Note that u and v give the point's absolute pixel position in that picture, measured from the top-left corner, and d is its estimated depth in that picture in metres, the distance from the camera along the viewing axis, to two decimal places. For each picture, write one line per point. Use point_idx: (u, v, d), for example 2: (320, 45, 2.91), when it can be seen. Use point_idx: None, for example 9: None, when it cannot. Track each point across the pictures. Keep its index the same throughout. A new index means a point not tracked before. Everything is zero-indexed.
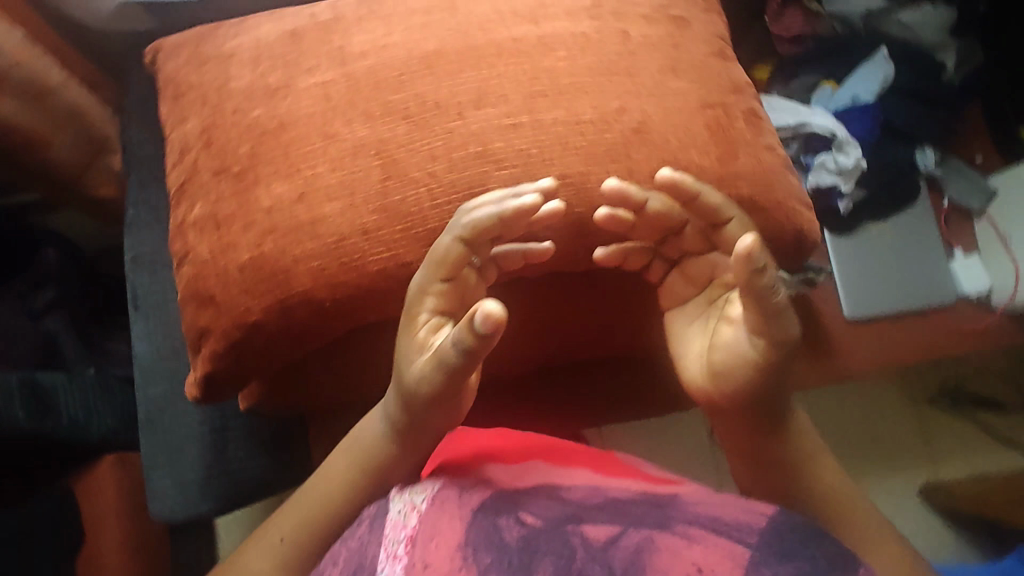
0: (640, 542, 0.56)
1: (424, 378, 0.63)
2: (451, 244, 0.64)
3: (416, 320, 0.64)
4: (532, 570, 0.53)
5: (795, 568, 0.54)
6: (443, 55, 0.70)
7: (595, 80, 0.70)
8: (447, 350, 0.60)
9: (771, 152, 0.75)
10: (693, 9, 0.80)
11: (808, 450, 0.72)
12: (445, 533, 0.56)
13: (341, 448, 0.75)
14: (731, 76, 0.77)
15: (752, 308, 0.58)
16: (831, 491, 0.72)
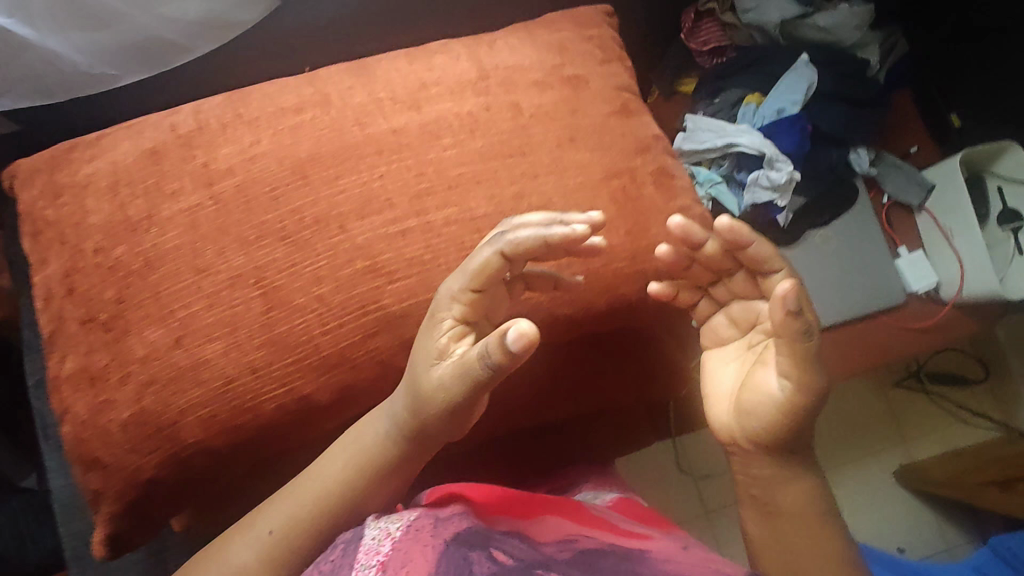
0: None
1: (442, 389, 0.58)
2: (490, 257, 0.58)
3: (438, 325, 0.59)
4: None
5: None
6: (318, 160, 0.64)
7: (487, 166, 0.65)
8: (473, 362, 0.55)
9: (687, 213, 0.70)
10: (589, 66, 0.74)
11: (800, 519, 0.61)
12: (419, 559, 0.51)
13: (330, 454, 0.64)
14: (638, 134, 0.72)
15: (793, 342, 0.54)
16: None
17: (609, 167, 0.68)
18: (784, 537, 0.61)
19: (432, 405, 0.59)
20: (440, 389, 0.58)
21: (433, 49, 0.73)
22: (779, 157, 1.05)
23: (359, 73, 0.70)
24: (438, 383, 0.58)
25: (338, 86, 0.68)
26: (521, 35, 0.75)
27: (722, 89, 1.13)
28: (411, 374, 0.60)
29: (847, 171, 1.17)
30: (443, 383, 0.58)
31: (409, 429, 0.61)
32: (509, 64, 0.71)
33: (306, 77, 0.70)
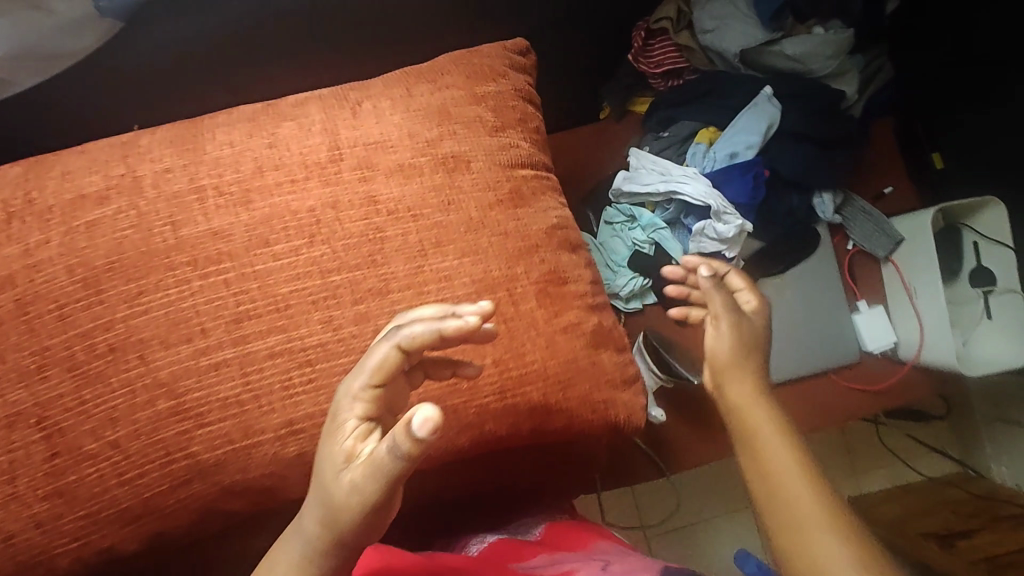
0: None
1: (358, 493, 0.42)
2: (384, 349, 0.44)
3: (337, 433, 0.44)
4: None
5: None
6: (117, 270, 0.52)
7: (327, 282, 0.54)
8: (384, 461, 0.41)
9: (575, 332, 0.59)
10: (474, 136, 0.61)
11: (801, 512, 0.46)
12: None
13: None
14: (526, 230, 0.60)
15: (716, 297, 0.60)
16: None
17: (482, 278, 0.57)
18: (785, 538, 0.45)
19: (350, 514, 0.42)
20: (357, 492, 0.42)
21: (283, 113, 0.59)
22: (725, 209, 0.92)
23: (184, 147, 0.57)
24: (351, 494, 0.42)
25: (154, 166, 0.56)
26: (396, 93, 0.61)
27: (673, 118, 0.99)
28: (316, 493, 0.43)
29: (809, 217, 1.04)
30: (355, 490, 0.42)
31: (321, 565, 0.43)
32: (370, 139, 0.58)
33: (119, 149, 0.57)
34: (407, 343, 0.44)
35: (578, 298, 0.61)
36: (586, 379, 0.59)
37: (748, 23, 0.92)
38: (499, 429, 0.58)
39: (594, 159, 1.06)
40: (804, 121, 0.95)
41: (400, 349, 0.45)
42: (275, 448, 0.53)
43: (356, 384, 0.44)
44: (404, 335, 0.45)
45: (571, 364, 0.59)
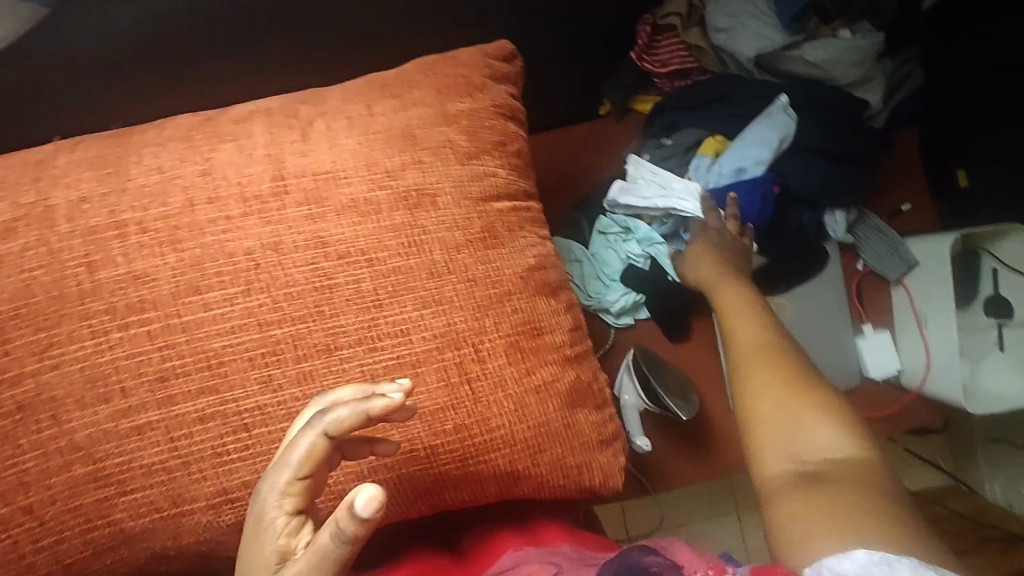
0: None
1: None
2: (304, 439, 0.39)
3: (262, 540, 0.38)
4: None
5: None
6: (25, 318, 0.46)
7: (265, 336, 0.48)
8: (326, 554, 0.35)
9: (549, 391, 0.53)
10: (442, 162, 0.54)
11: (752, 360, 0.63)
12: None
13: None
14: (498, 274, 0.53)
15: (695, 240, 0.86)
16: (780, 414, 0.56)
17: (443, 333, 0.50)
18: (737, 367, 0.64)
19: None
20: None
21: (222, 132, 0.52)
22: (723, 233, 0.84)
23: (106, 172, 0.50)
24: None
25: (70, 194, 0.49)
26: (353, 113, 0.54)
27: (676, 124, 0.90)
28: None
29: (819, 234, 0.96)
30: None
31: None
32: (320, 169, 0.51)
33: (34, 172, 0.50)
34: (332, 426, 0.38)
35: (555, 349, 0.54)
36: (561, 441, 0.53)
37: (767, 23, 0.82)
38: (461, 494, 0.52)
39: (589, 159, 0.96)
40: (820, 133, 0.87)
41: (323, 435, 0.39)
42: (208, 517, 0.47)
43: (281, 478, 0.38)
44: (329, 420, 0.38)
45: (545, 426, 0.52)
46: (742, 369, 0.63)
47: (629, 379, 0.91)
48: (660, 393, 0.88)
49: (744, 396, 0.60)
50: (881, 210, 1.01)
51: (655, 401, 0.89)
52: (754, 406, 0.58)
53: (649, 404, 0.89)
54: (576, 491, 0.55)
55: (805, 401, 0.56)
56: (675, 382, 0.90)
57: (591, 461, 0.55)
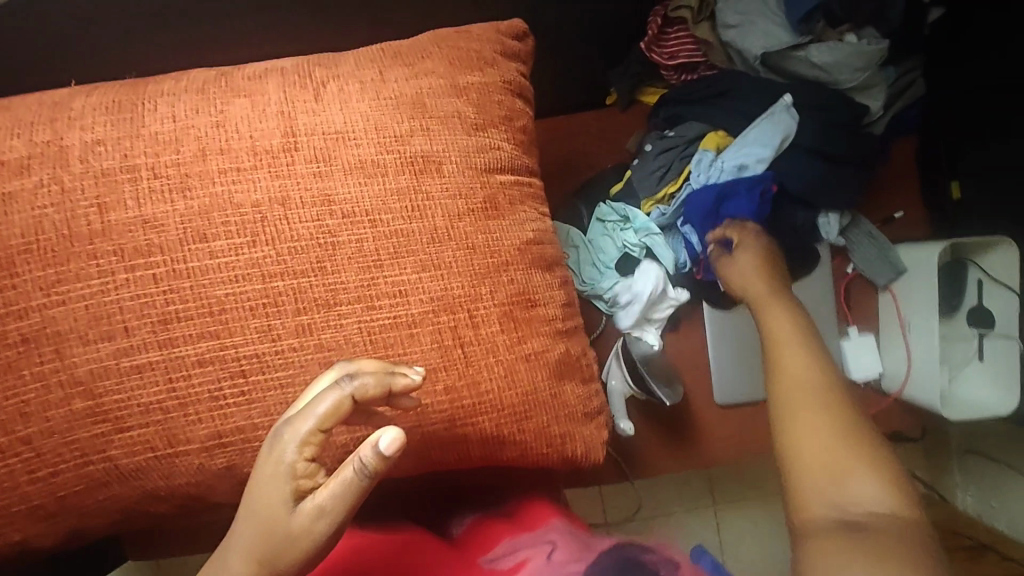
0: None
1: (321, 520, 0.42)
2: (332, 397, 0.43)
3: (278, 476, 0.43)
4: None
5: None
6: (34, 252, 0.47)
7: (268, 288, 0.49)
8: (343, 491, 0.42)
9: (540, 361, 0.55)
10: (449, 126, 0.55)
11: (799, 405, 0.58)
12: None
13: None
14: (497, 245, 0.55)
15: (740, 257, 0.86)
16: (826, 459, 0.53)
17: (441, 297, 0.52)
18: (783, 412, 0.59)
19: (305, 543, 0.42)
20: (318, 521, 0.42)
21: (236, 87, 0.53)
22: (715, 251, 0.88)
23: (120, 116, 0.51)
24: (310, 527, 0.42)
25: (84, 136, 0.50)
26: (365, 78, 0.55)
27: (680, 116, 0.91)
28: (265, 528, 0.43)
29: (812, 236, 0.98)
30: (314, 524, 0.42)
31: None
32: (330, 129, 0.52)
33: (50, 111, 0.51)
34: (358, 390, 0.43)
35: (546, 321, 0.56)
36: (546, 411, 0.55)
37: (775, 22, 0.84)
38: (446, 455, 0.54)
39: (592, 147, 0.98)
40: (819, 136, 0.89)
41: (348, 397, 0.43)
42: (202, 458, 0.49)
43: (304, 426, 0.43)
44: (356, 385, 0.43)
45: (531, 395, 0.54)
46: (793, 421, 0.57)
47: (618, 366, 0.93)
48: (646, 379, 0.89)
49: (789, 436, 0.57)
50: (875, 217, 1.03)
51: (641, 387, 0.91)
52: (797, 451, 0.55)
53: (635, 390, 0.91)
54: (558, 460, 0.57)
55: (858, 455, 0.52)
56: (662, 371, 0.92)
57: (573, 431, 0.57)
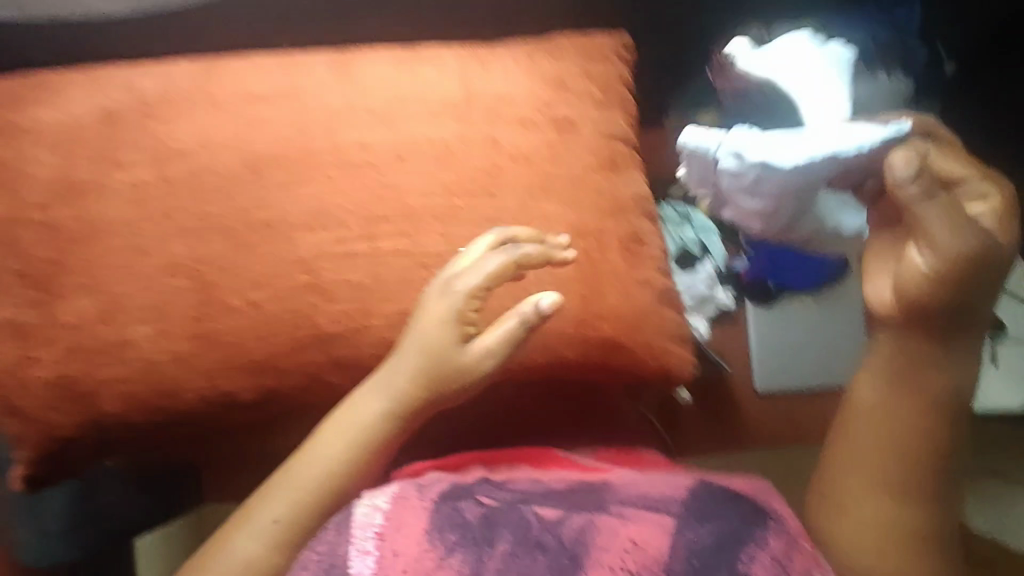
0: (584, 523, 0.58)
1: (487, 357, 0.61)
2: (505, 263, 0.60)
3: (452, 319, 0.60)
4: (492, 541, 0.57)
5: (708, 531, 0.57)
6: (277, 161, 0.62)
7: (450, 203, 0.63)
8: (508, 335, 0.60)
9: (647, 287, 0.69)
10: (584, 97, 0.71)
11: (899, 409, 0.60)
12: (410, 523, 0.59)
13: (333, 433, 0.63)
14: (617, 193, 0.70)
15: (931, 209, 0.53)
16: (895, 447, 0.59)
17: (576, 225, 0.66)
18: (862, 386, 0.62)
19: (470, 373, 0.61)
20: (485, 358, 0.61)
21: (425, 55, 0.69)
22: (844, 180, 0.55)
23: (338, 68, 0.66)
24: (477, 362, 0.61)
25: (313, 79, 0.65)
26: (520, 58, 0.71)
27: None
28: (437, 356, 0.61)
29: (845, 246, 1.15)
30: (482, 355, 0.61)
31: (418, 407, 0.63)
32: (498, 92, 0.68)
33: (282, 61, 0.65)
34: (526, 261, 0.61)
35: (651, 256, 0.70)
36: (649, 326, 0.69)
37: None
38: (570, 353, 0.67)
39: (656, 158, 1.15)
40: None
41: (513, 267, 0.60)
42: (388, 332, 0.63)
43: (476, 284, 0.60)
44: (522, 255, 0.61)
45: (640, 311, 0.68)
46: (868, 408, 0.61)
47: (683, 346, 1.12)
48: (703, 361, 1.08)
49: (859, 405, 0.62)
50: None
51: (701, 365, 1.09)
52: (859, 418, 0.61)
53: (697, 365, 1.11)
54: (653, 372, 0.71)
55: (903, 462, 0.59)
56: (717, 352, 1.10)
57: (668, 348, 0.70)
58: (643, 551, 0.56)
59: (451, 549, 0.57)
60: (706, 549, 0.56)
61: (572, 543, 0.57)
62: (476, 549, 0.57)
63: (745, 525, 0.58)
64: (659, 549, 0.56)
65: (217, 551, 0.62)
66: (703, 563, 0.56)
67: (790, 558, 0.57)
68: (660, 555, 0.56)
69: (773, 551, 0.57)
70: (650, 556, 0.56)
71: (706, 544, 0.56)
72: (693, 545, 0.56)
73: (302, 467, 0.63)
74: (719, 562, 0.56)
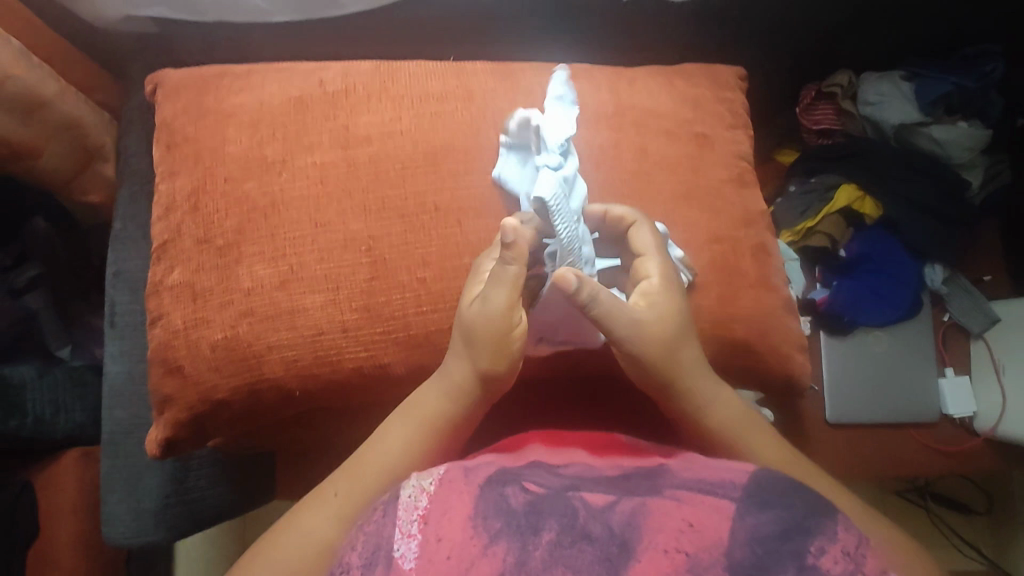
0: (636, 506, 0.48)
1: (513, 311, 0.56)
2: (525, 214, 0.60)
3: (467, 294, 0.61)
4: (539, 529, 0.45)
5: (776, 515, 0.46)
6: (451, 151, 0.67)
7: (604, 202, 0.68)
8: (499, 269, 0.56)
9: (776, 295, 0.73)
10: (719, 118, 0.77)
11: (732, 421, 0.61)
12: (457, 506, 0.47)
13: (396, 418, 0.60)
14: (748, 206, 0.75)
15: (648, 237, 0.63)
16: (778, 451, 0.61)
17: (715, 232, 0.71)
18: (723, 410, 0.62)
19: (505, 329, 0.57)
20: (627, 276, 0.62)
21: (578, 71, 0.75)
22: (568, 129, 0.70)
23: (503, 76, 0.72)
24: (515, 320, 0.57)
25: (483, 84, 0.71)
26: (660, 80, 0.77)
27: (820, 170, 1.16)
28: (469, 327, 0.58)
29: (920, 283, 1.18)
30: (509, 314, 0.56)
31: (470, 387, 0.60)
32: (645, 106, 0.74)
33: (451, 67, 0.72)
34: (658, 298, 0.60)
35: (778, 267, 0.75)
36: (777, 333, 0.72)
37: (910, 103, 1.09)
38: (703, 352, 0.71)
39: None
40: (934, 195, 1.12)
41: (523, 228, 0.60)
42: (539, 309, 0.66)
43: (487, 256, 0.62)
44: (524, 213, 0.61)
45: (771, 319, 0.72)
46: (738, 425, 0.61)
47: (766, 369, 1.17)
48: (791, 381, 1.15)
49: (732, 424, 0.61)
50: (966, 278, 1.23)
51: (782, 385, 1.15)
52: (749, 430, 0.62)
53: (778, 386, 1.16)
54: (776, 378, 0.74)
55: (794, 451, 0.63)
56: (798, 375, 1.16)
57: (792, 356, 0.74)
58: (701, 531, 0.45)
59: (496, 535, 0.45)
60: (771, 538, 0.44)
61: (622, 529, 0.46)
62: (524, 536, 0.45)
63: (812, 513, 0.46)
64: (718, 532, 0.45)
65: (258, 563, 0.54)
66: (767, 552, 0.44)
67: (864, 555, 0.45)
68: (721, 537, 0.45)
69: (845, 544, 0.45)
70: (707, 538, 0.45)
71: (773, 530, 0.45)
72: (760, 533, 0.45)
73: (354, 466, 0.58)
74: (783, 553, 0.44)
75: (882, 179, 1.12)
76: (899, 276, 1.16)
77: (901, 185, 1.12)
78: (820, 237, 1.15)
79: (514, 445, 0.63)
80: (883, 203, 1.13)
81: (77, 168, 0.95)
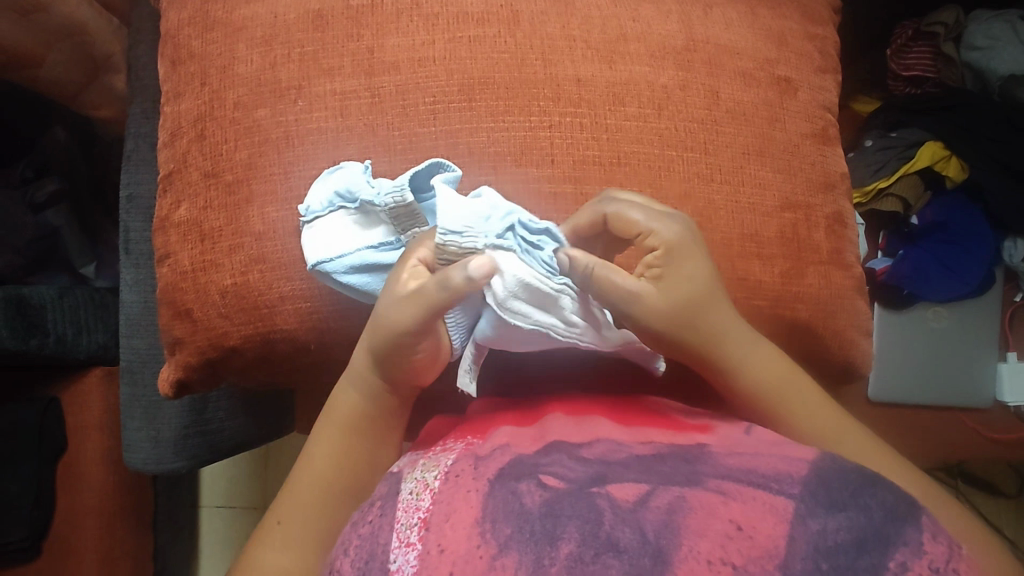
0: (673, 500, 0.38)
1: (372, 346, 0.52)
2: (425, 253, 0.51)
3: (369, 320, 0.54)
4: (556, 537, 0.35)
5: (848, 522, 0.36)
6: (490, 85, 0.58)
7: (662, 153, 0.59)
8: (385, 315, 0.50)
9: (847, 273, 0.64)
10: (808, 58, 0.66)
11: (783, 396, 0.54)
12: (461, 508, 0.39)
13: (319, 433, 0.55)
14: (828, 167, 0.64)
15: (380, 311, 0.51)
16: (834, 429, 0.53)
17: (787, 197, 0.61)
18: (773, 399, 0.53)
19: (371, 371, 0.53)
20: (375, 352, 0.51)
21: None
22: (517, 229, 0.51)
23: None
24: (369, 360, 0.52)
25: (532, 7, 0.60)
26: (741, 8, 0.65)
27: (905, 123, 1.02)
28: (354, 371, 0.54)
29: (995, 258, 1.05)
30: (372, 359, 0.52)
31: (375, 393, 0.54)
32: (720, 41, 0.62)
33: None
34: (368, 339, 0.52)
35: (851, 239, 0.65)
36: (843, 318, 0.64)
37: None
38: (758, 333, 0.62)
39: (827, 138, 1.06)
40: None
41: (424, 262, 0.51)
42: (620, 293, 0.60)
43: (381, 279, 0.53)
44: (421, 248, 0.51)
45: (838, 301, 0.63)
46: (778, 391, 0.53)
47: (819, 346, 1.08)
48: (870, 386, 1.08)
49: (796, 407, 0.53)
50: None
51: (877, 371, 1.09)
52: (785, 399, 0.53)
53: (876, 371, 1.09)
54: (835, 367, 0.66)
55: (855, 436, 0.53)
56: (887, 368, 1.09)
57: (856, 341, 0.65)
58: (753, 538, 0.35)
59: (506, 544, 0.36)
60: (842, 551, 0.34)
61: (656, 533, 0.36)
62: (540, 546, 0.35)
63: (887, 518, 0.36)
64: (773, 539, 0.35)
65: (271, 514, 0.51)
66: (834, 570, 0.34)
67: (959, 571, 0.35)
68: (777, 547, 0.35)
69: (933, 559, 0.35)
70: (761, 547, 0.35)
71: (843, 542, 0.35)
72: (825, 544, 0.35)
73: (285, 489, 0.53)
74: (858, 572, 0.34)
75: (973, 139, 0.98)
76: (976, 250, 1.03)
77: (993, 144, 0.97)
78: (892, 201, 1.02)
79: (528, 418, 0.53)
80: (971, 165, 0.99)
81: (87, 75, 0.88)
